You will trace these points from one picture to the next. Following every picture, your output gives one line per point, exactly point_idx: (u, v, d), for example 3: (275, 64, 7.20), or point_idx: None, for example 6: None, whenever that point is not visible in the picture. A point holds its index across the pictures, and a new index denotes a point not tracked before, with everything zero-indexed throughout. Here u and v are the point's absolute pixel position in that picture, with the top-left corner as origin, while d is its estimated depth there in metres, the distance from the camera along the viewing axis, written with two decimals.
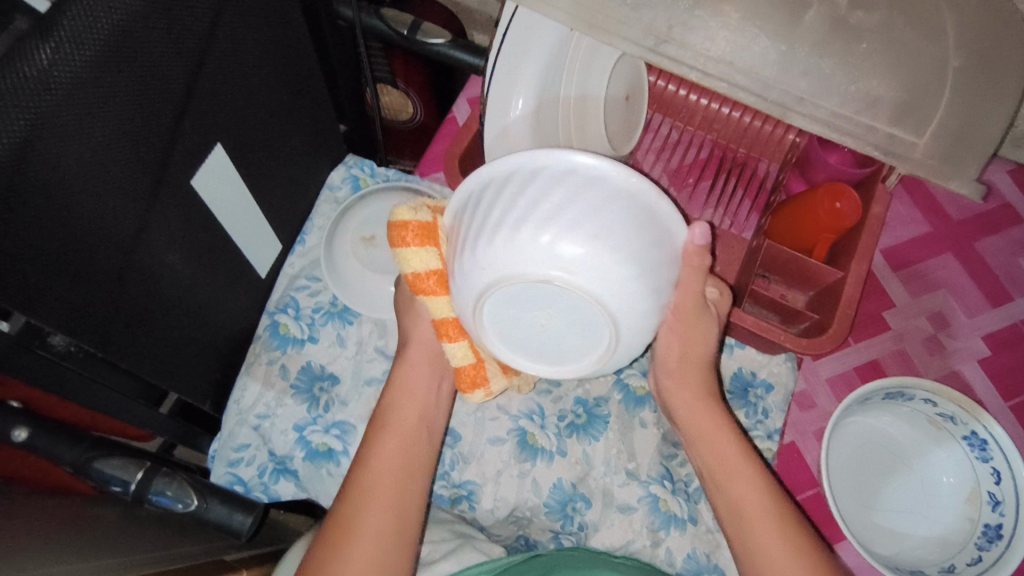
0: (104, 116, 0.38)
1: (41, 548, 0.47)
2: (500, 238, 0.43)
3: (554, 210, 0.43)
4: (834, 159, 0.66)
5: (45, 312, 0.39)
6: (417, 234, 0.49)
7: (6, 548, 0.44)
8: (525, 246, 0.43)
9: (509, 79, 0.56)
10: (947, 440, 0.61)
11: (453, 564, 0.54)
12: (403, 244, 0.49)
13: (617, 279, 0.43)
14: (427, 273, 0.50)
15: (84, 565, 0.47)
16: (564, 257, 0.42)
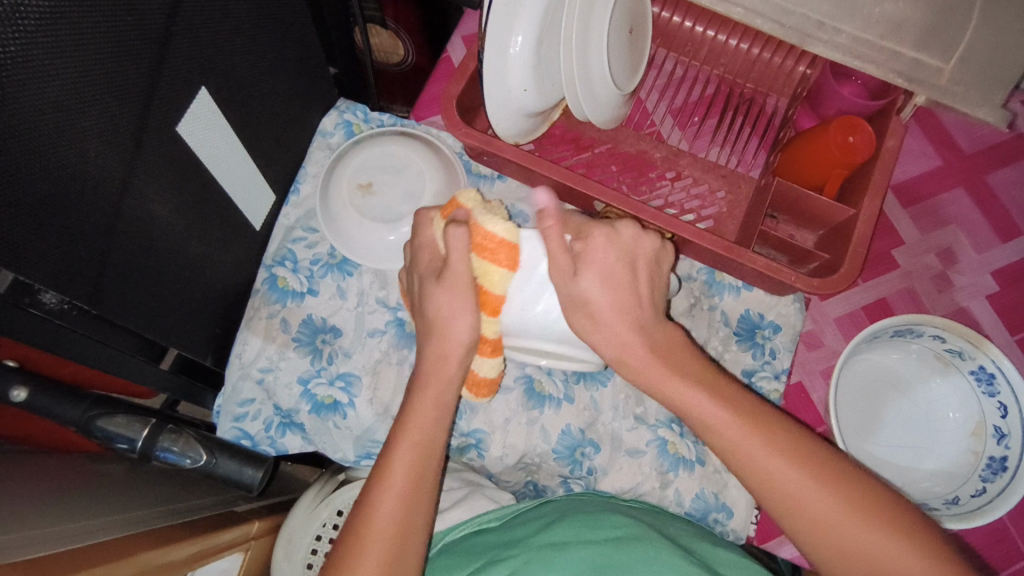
0: (78, 55, 0.35)
1: (49, 506, 0.47)
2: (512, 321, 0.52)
3: (540, 296, 0.51)
4: (846, 92, 0.64)
5: (32, 268, 0.37)
6: (503, 248, 0.48)
7: (15, 508, 0.44)
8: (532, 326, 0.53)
9: (507, 12, 0.53)
10: (956, 377, 0.61)
11: (464, 510, 0.56)
12: (493, 258, 0.48)
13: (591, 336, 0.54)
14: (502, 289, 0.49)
15: (92, 522, 0.47)
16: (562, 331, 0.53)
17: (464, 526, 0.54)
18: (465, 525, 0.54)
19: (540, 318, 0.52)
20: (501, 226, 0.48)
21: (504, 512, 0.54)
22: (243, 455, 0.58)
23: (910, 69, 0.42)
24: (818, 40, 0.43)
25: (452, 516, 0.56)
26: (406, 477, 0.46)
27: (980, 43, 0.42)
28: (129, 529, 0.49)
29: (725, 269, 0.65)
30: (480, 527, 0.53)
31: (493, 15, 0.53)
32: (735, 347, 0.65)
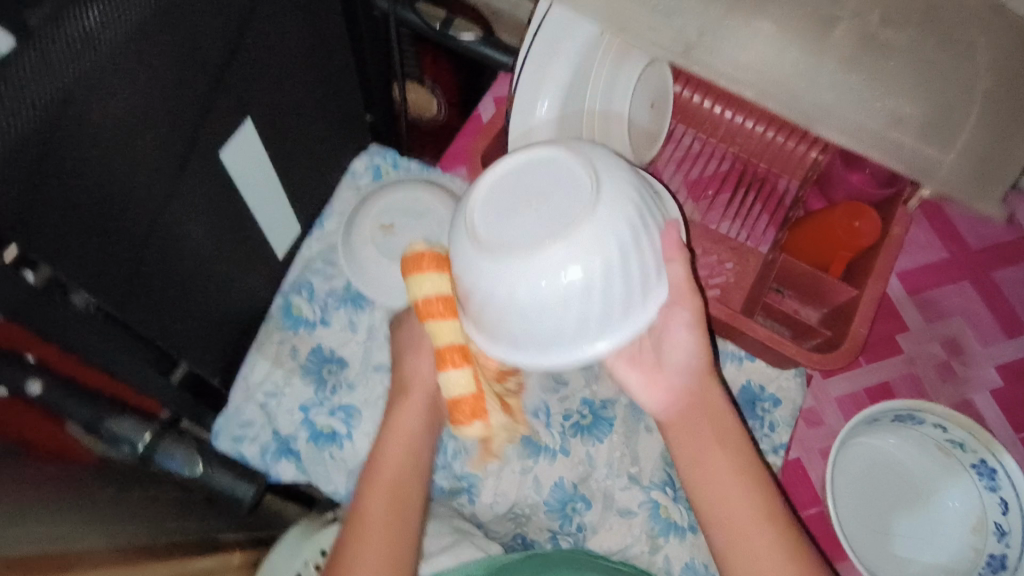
0: (142, 78, 0.38)
1: (29, 511, 0.49)
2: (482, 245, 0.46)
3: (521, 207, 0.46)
4: (855, 179, 0.67)
5: (67, 267, 0.40)
6: (431, 262, 0.51)
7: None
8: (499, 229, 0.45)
9: (535, 80, 0.58)
10: (956, 468, 0.61)
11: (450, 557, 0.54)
12: (419, 271, 0.51)
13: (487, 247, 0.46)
14: (436, 297, 0.51)
15: (59, 532, 0.50)
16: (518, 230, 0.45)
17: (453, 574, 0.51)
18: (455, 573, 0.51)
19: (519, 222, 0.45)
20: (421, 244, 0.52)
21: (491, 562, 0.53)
22: (237, 468, 0.56)
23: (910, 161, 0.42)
24: (823, 127, 0.43)
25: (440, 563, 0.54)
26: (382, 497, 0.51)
27: (979, 142, 0.42)
28: (88, 545, 0.51)
29: (729, 337, 0.66)
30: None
31: (524, 80, 0.58)
32: (735, 417, 0.65)
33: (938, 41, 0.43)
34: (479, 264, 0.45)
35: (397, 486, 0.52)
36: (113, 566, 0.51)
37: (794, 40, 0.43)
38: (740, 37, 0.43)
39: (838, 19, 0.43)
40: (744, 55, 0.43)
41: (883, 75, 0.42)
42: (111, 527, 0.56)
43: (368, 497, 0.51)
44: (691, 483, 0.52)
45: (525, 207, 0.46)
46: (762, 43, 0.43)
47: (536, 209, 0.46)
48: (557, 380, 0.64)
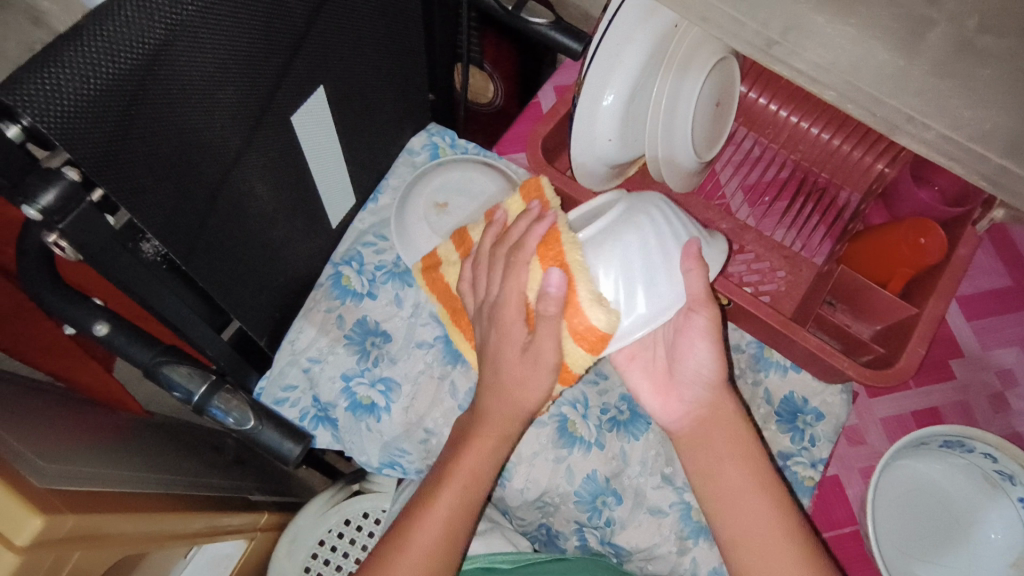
0: (231, 34, 0.39)
1: (77, 453, 0.51)
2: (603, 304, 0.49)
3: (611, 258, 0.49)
4: (923, 195, 0.64)
5: (145, 213, 0.41)
6: (551, 254, 0.49)
7: (49, 448, 0.48)
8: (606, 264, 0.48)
9: (607, 66, 0.56)
10: (1003, 502, 0.58)
11: (481, 544, 0.59)
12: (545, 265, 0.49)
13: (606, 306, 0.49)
14: (552, 261, 0.48)
15: (104, 473, 0.51)
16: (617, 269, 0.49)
17: (477, 560, 0.56)
18: (477, 560, 0.56)
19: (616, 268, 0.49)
20: (568, 247, 0.48)
21: (516, 556, 0.56)
22: (287, 426, 0.54)
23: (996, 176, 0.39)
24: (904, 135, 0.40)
25: (471, 547, 0.59)
26: (440, 517, 0.50)
27: None
28: (130, 488, 0.53)
29: (776, 346, 0.64)
30: (491, 565, 0.56)
31: (595, 67, 0.57)
32: (774, 427, 0.64)
33: None
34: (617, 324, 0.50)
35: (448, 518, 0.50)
36: (153, 511, 0.53)
37: (882, 38, 0.40)
38: (826, 32, 0.41)
39: (934, 20, 0.40)
40: (828, 54, 0.41)
41: (975, 84, 0.39)
42: (147, 475, 0.57)
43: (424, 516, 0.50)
44: (713, 484, 0.53)
45: (622, 250, 0.49)
46: (849, 41, 0.40)
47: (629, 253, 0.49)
48: (598, 373, 0.64)
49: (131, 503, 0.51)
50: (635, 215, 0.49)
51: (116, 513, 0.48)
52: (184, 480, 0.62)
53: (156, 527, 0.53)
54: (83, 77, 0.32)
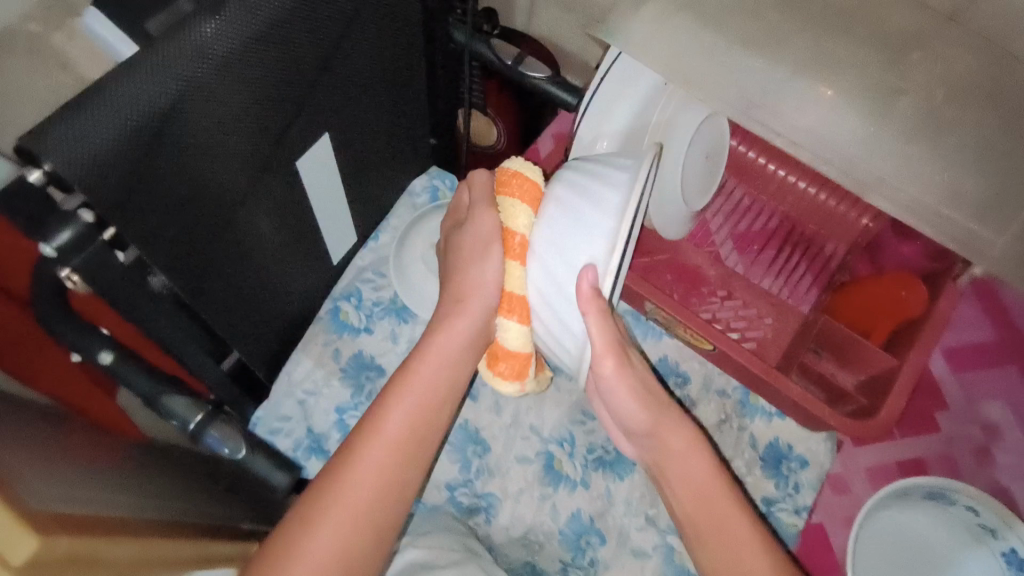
0: (244, 90, 0.43)
1: (72, 475, 0.53)
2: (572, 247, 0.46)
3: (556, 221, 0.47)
4: (906, 250, 0.68)
5: (156, 250, 0.43)
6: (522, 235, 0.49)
7: (45, 470, 0.50)
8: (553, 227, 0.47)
9: (599, 119, 0.61)
10: (984, 555, 0.59)
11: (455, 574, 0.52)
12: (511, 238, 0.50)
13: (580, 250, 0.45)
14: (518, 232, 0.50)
15: (97, 497, 0.53)
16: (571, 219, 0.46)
17: None
18: None
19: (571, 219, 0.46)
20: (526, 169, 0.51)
21: None
22: (278, 458, 0.56)
23: (963, 237, 0.44)
24: (878, 195, 0.45)
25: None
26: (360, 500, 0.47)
27: None
28: (122, 511, 0.54)
29: (761, 392, 0.66)
30: None
31: (588, 120, 0.61)
32: (759, 473, 0.64)
33: (1003, 120, 0.45)
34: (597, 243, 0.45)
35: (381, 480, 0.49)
36: (142, 536, 0.54)
37: (855, 105, 0.46)
38: (801, 99, 0.47)
39: (904, 91, 0.46)
40: (801, 117, 0.47)
41: (942, 149, 0.44)
42: (143, 501, 0.59)
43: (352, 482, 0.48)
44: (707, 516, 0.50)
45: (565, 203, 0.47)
46: (821, 109, 0.46)
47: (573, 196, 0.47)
48: (586, 413, 0.65)
49: (126, 528, 0.52)
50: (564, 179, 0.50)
51: (111, 538, 0.49)
52: (178, 507, 0.63)
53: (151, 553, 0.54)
54: (104, 130, 0.35)
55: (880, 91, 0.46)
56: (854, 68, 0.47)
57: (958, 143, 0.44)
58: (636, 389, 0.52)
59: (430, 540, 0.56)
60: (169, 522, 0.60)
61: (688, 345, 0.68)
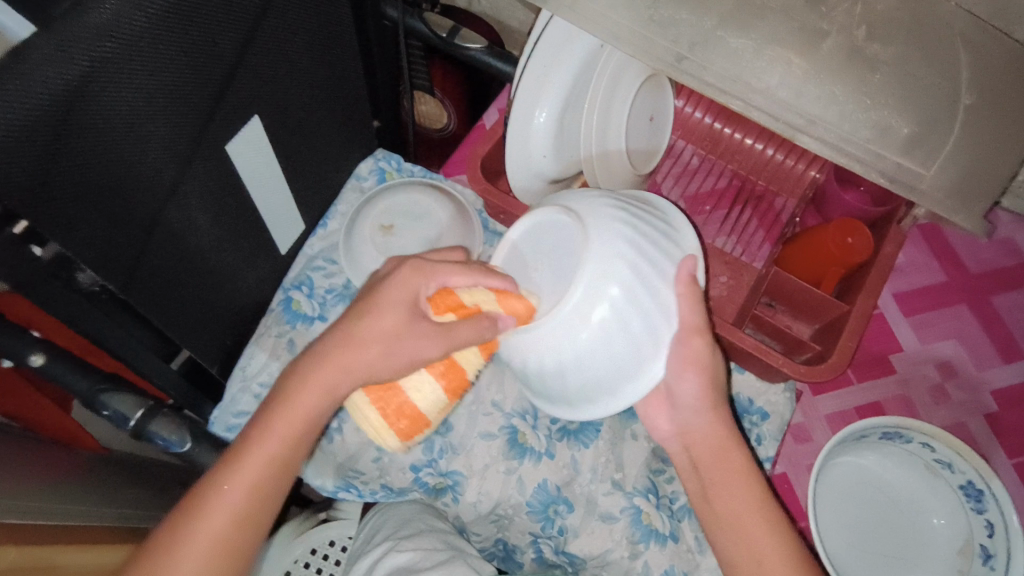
0: (155, 69, 0.41)
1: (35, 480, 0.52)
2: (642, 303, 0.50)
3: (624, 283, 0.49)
4: (849, 197, 0.67)
5: (77, 243, 0.42)
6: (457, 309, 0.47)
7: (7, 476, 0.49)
8: (626, 290, 0.49)
9: (536, 87, 0.59)
10: (944, 488, 0.59)
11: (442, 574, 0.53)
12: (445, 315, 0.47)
13: (652, 312, 0.50)
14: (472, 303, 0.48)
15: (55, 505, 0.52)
16: (639, 280, 0.50)
17: None
18: None
19: (636, 278, 0.50)
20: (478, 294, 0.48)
21: None
22: (224, 448, 0.56)
23: (893, 171, 0.43)
24: (807, 136, 0.44)
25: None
26: (239, 491, 0.45)
27: (960, 156, 0.43)
28: (78, 521, 0.54)
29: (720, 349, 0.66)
30: None
31: (523, 89, 0.60)
32: None
33: (925, 56, 0.45)
34: (658, 297, 0.50)
35: (277, 456, 0.46)
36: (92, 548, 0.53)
37: (781, 49, 0.46)
38: (729, 46, 0.46)
39: (827, 33, 0.46)
40: (731, 66, 0.46)
41: (868, 87, 0.45)
42: (99, 507, 0.57)
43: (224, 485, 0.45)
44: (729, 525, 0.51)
45: (632, 266, 0.50)
46: (749, 54, 0.46)
47: (640, 259, 0.50)
48: None
49: (74, 536, 0.52)
50: (613, 226, 0.50)
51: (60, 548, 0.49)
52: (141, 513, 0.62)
53: (104, 561, 0.54)
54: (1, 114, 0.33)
55: (804, 33, 0.46)
56: (778, 13, 0.47)
57: (883, 80, 0.45)
58: (705, 373, 0.52)
59: (414, 542, 0.57)
60: (118, 529, 0.59)
61: None
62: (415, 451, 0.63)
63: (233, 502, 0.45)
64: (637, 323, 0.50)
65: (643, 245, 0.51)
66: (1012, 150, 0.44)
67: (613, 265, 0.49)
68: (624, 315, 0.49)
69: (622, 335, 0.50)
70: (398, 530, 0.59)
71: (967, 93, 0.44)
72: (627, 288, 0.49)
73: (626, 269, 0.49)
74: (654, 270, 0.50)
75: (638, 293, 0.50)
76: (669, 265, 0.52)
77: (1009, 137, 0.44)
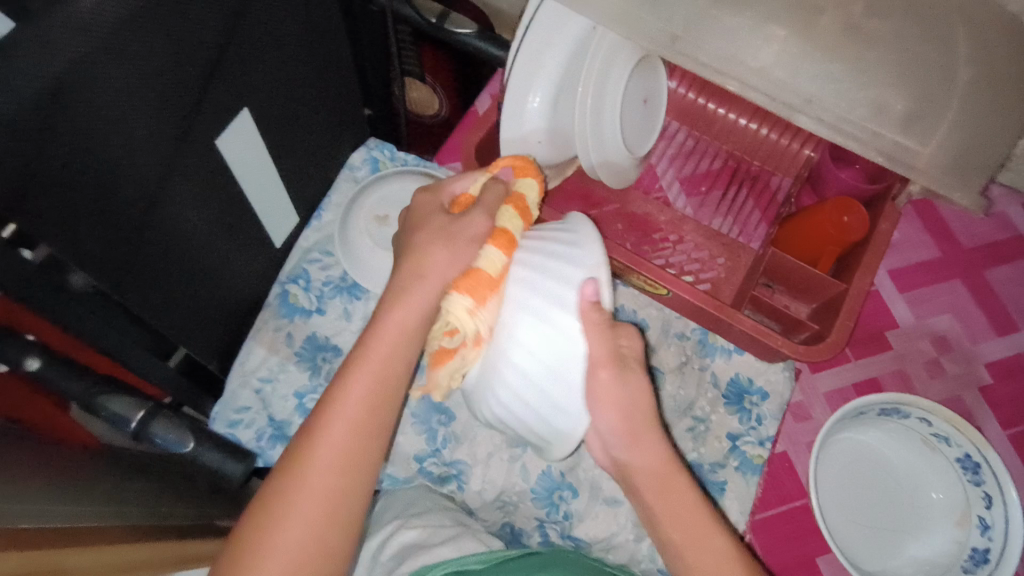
0: (137, 64, 0.40)
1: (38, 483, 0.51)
2: (534, 336, 0.46)
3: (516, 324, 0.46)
4: (845, 175, 0.67)
5: (68, 245, 0.41)
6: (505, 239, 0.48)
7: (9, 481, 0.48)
8: (518, 324, 0.46)
9: (529, 71, 0.59)
10: (940, 462, 0.60)
11: (451, 549, 0.52)
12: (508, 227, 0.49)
13: (555, 346, 0.46)
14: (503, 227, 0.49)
15: (65, 506, 0.51)
16: (534, 312, 0.46)
17: (447, 564, 0.49)
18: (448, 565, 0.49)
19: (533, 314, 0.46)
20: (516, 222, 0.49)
21: (487, 556, 0.50)
22: None
23: (890, 149, 0.43)
24: (805, 115, 0.43)
25: (440, 554, 0.51)
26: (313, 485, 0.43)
27: (958, 132, 0.43)
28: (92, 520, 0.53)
29: (719, 331, 0.66)
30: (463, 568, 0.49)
31: (516, 72, 0.59)
32: (722, 410, 0.65)
33: (922, 31, 0.45)
34: (558, 329, 0.46)
35: (359, 420, 0.45)
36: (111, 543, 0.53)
37: (778, 27, 0.45)
38: (724, 25, 0.45)
39: (824, 9, 0.46)
40: (727, 46, 0.45)
41: (865, 65, 0.44)
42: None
43: (303, 489, 0.43)
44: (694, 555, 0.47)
45: (529, 300, 0.47)
46: (744, 34, 0.45)
47: (531, 290, 0.47)
48: None
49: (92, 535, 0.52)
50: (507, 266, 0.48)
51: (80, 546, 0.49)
52: None
53: None
54: None
55: (801, 10, 0.45)
56: None
57: (880, 57, 0.44)
58: (620, 406, 0.49)
59: (423, 519, 0.56)
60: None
61: (644, 293, 0.68)
62: (418, 442, 0.63)
63: (330, 482, 0.43)
64: (545, 361, 0.46)
65: (542, 274, 0.47)
66: (1010, 125, 0.44)
67: (510, 307, 0.47)
68: (518, 353, 0.46)
69: (540, 365, 0.47)
70: (407, 508, 0.58)
71: (966, 68, 0.44)
72: (516, 324, 0.46)
73: (524, 302, 0.47)
74: (552, 301, 0.46)
75: (533, 328, 0.46)
76: (577, 270, 0.46)
77: (1008, 112, 0.44)
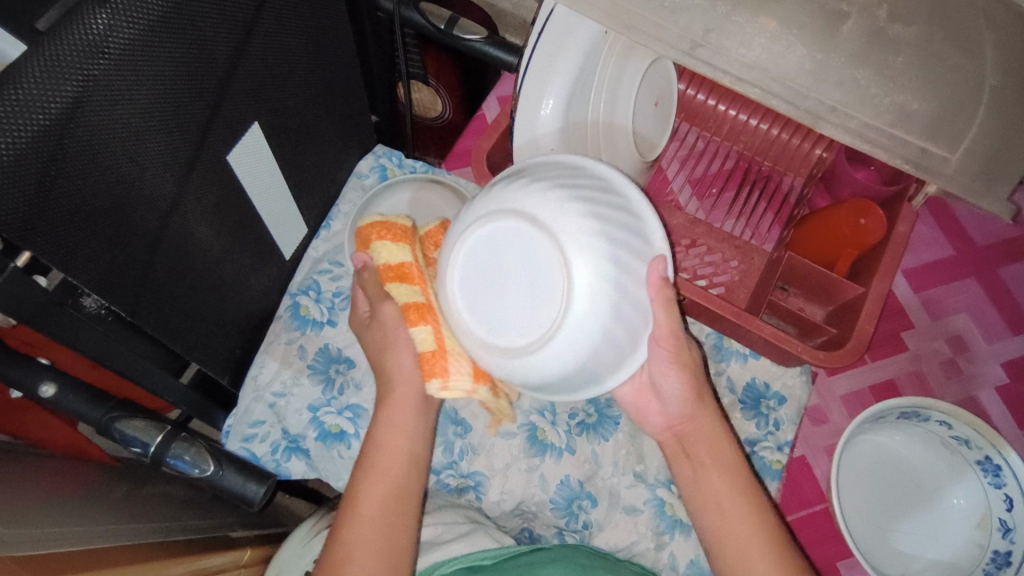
0: (150, 83, 0.39)
1: (50, 508, 0.51)
2: (616, 303, 0.47)
3: (599, 299, 0.46)
4: (861, 175, 0.66)
5: (82, 270, 0.41)
6: (391, 233, 0.57)
7: (22, 507, 0.48)
8: (602, 294, 0.46)
9: (542, 78, 0.58)
10: (959, 464, 0.60)
11: (463, 545, 0.55)
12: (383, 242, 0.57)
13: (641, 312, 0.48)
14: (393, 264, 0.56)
15: (76, 529, 0.50)
16: (610, 278, 0.46)
17: (459, 560, 0.52)
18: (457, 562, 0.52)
19: (615, 282, 0.46)
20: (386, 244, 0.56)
21: (496, 551, 0.53)
22: (249, 468, 0.54)
23: (917, 156, 0.42)
24: (829, 124, 0.43)
25: (452, 549, 0.55)
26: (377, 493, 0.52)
27: (985, 142, 0.43)
28: (105, 541, 0.52)
29: (735, 335, 0.66)
30: (474, 564, 0.52)
31: (529, 79, 0.58)
32: (740, 415, 0.65)
33: (946, 37, 0.44)
34: (637, 293, 0.48)
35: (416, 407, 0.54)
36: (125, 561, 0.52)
37: (799, 34, 0.44)
38: (745, 32, 0.44)
39: (846, 15, 0.45)
40: (748, 53, 0.44)
41: (890, 72, 0.43)
42: (121, 525, 0.56)
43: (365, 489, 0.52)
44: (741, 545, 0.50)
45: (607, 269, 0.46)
46: (765, 40, 0.44)
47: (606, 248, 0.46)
48: None
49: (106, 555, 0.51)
50: (585, 219, 0.46)
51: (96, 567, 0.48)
52: (163, 524, 0.61)
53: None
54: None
55: (822, 16, 0.45)
56: None
57: (905, 63, 0.44)
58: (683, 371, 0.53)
59: (435, 518, 0.58)
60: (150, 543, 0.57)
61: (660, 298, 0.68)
62: (434, 454, 0.62)
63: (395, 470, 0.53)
64: (630, 319, 0.48)
65: (609, 226, 0.47)
66: None
67: (593, 276, 0.45)
68: (614, 326, 0.47)
69: (614, 336, 0.48)
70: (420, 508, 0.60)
71: (992, 74, 0.43)
72: (602, 293, 0.46)
73: (603, 266, 0.46)
74: (629, 257, 0.47)
75: (614, 300, 0.46)
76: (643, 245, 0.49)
77: None
